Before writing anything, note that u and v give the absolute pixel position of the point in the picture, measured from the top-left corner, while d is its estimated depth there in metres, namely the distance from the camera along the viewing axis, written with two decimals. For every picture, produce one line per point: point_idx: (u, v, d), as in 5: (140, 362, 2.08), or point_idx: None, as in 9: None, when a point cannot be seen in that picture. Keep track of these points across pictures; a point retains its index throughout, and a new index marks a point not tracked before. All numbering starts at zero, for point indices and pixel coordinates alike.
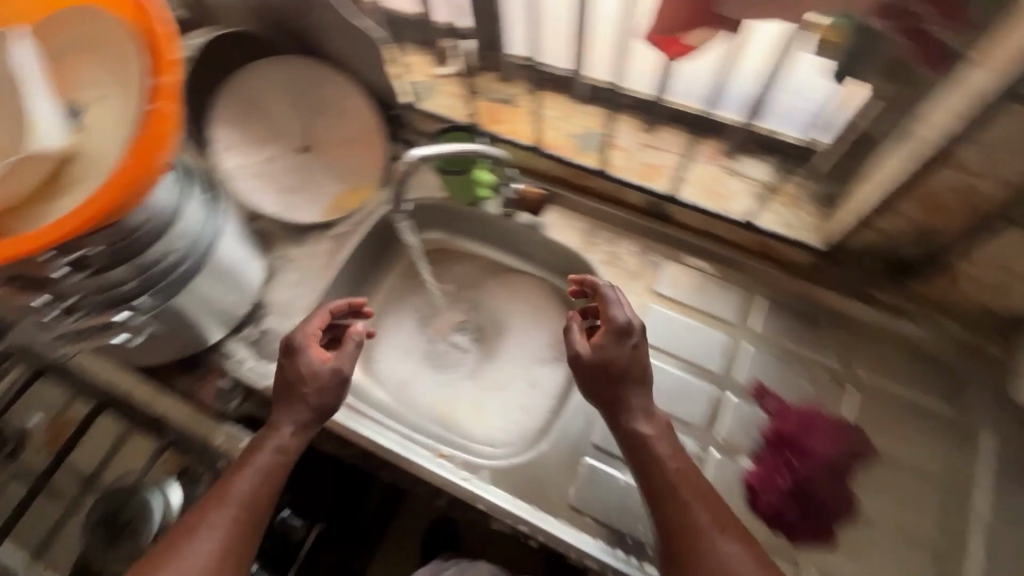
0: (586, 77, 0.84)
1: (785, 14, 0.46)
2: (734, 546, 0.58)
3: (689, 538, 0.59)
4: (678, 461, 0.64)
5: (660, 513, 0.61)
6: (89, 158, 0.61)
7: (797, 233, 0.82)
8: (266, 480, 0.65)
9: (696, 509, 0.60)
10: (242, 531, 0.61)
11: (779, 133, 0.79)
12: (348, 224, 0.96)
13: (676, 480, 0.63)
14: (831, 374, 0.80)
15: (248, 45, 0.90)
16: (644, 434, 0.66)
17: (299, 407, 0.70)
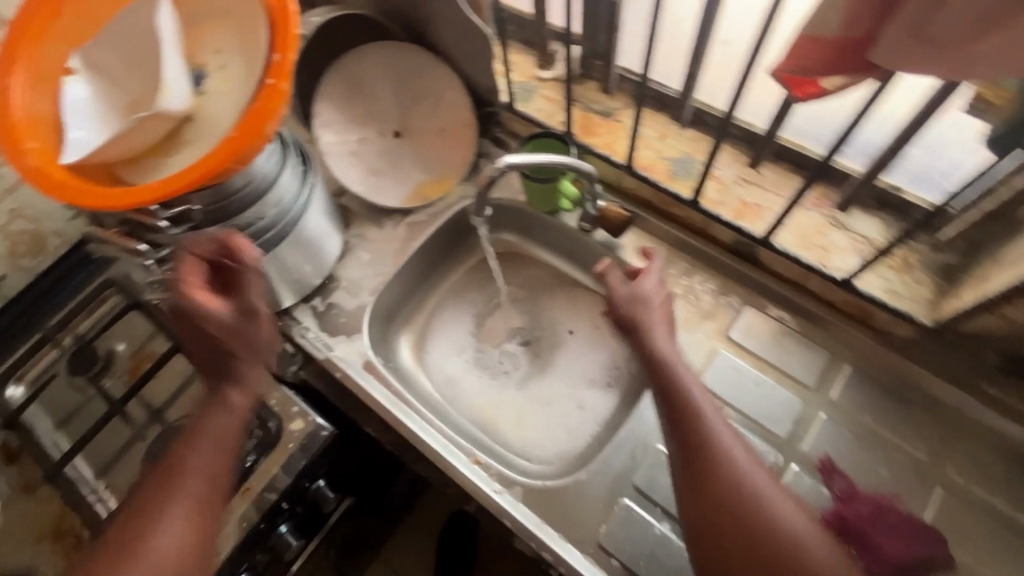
0: (694, 100, 0.80)
1: (946, 72, 0.39)
2: (760, 475, 0.60)
3: (716, 465, 0.60)
4: (705, 395, 0.66)
5: (687, 441, 0.62)
6: (206, 121, 0.64)
7: (902, 303, 0.74)
8: (221, 450, 0.64)
9: (723, 438, 0.62)
10: (203, 511, 0.62)
11: (905, 191, 0.71)
12: (426, 213, 0.97)
13: (704, 410, 0.64)
14: (913, 466, 0.72)
15: (363, 28, 0.92)
16: (672, 365, 0.68)
17: (240, 368, 0.68)
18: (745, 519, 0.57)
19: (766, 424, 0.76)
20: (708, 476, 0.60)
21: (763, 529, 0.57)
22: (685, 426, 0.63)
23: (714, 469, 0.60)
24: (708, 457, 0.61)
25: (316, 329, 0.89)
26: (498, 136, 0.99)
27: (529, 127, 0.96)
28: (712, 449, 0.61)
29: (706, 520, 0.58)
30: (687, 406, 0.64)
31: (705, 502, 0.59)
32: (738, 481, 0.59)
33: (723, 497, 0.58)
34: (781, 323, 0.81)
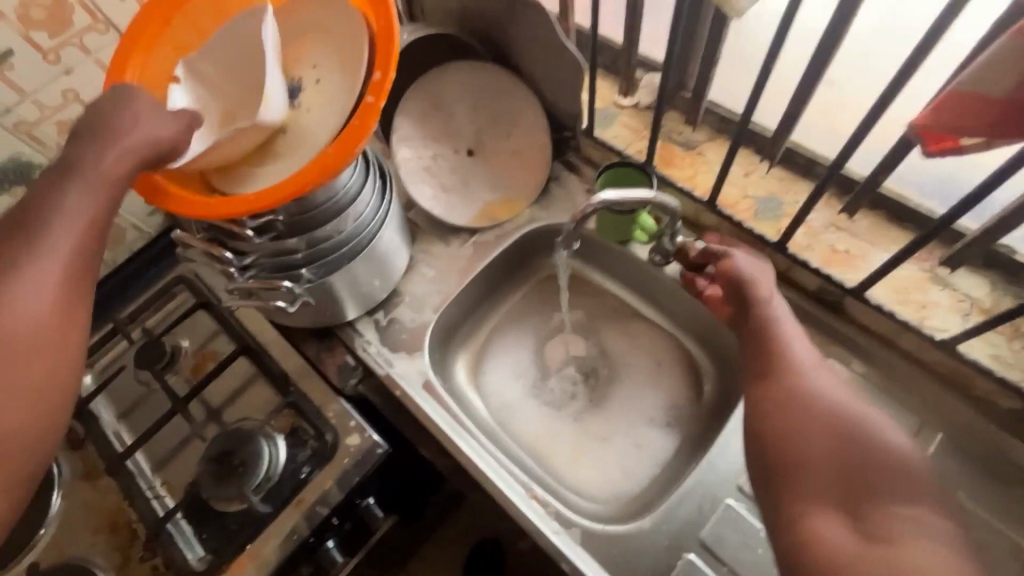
0: (792, 143, 0.79)
1: None
2: (835, 382, 0.61)
3: (791, 365, 0.63)
4: (788, 317, 0.70)
5: (765, 347, 0.67)
6: (305, 130, 0.64)
7: (1009, 372, 0.69)
8: (86, 223, 0.52)
9: (800, 349, 0.65)
10: (68, 294, 0.50)
11: (1016, 250, 0.68)
12: (493, 233, 0.96)
13: (785, 326, 0.68)
14: (1015, 553, 0.66)
15: (447, 47, 0.93)
16: (766, 303, 0.71)
17: (120, 138, 0.54)
18: (813, 407, 0.59)
19: None
20: (781, 380, 0.62)
21: (830, 417, 0.57)
22: (764, 336, 0.68)
23: (787, 367, 0.63)
24: (781, 357, 0.65)
25: (377, 343, 0.89)
26: (572, 160, 0.97)
27: (606, 154, 0.94)
28: (788, 352, 0.65)
29: (773, 406, 0.60)
30: (769, 320, 0.69)
31: (774, 391, 0.62)
32: (810, 379, 0.61)
33: (792, 389, 0.61)
34: (863, 380, 0.75)
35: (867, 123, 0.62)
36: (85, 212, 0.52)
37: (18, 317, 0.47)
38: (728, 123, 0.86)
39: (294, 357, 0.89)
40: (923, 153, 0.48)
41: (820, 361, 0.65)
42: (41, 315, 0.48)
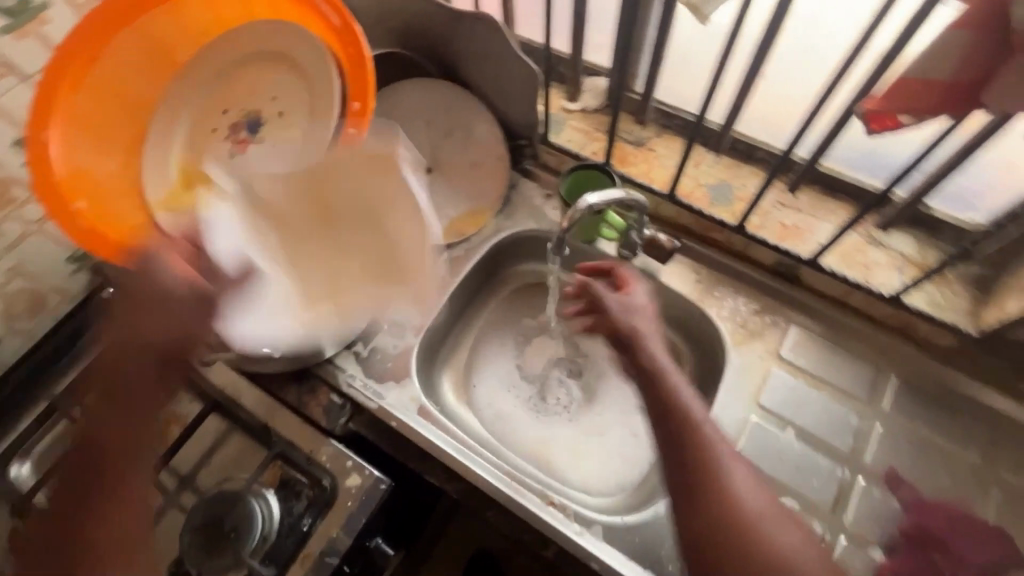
0: (737, 132, 0.87)
1: None
2: (747, 482, 0.60)
3: (711, 475, 0.59)
4: (695, 403, 0.64)
5: (682, 451, 0.61)
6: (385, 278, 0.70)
7: (947, 315, 0.78)
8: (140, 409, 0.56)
9: (716, 446, 0.61)
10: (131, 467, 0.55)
11: (933, 208, 0.78)
12: (462, 248, 0.94)
13: (698, 418, 0.63)
14: (971, 470, 0.75)
15: (397, 66, 0.93)
16: (668, 391, 0.65)
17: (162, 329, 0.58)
18: (737, 531, 0.57)
19: (825, 438, 0.78)
20: (708, 499, 0.58)
21: (753, 538, 0.57)
22: (680, 442, 0.61)
23: (707, 479, 0.59)
24: (701, 467, 0.60)
25: (362, 376, 0.85)
26: (529, 168, 0.98)
27: (563, 158, 0.96)
28: (707, 458, 0.60)
29: (706, 542, 0.57)
30: (681, 416, 0.63)
31: (702, 512, 0.58)
32: (729, 489, 0.59)
33: (716, 508, 0.58)
34: (823, 339, 0.84)
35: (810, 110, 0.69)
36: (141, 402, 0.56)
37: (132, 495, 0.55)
38: (674, 118, 0.91)
39: (273, 405, 0.83)
40: (866, 134, 0.53)
41: (731, 453, 0.62)
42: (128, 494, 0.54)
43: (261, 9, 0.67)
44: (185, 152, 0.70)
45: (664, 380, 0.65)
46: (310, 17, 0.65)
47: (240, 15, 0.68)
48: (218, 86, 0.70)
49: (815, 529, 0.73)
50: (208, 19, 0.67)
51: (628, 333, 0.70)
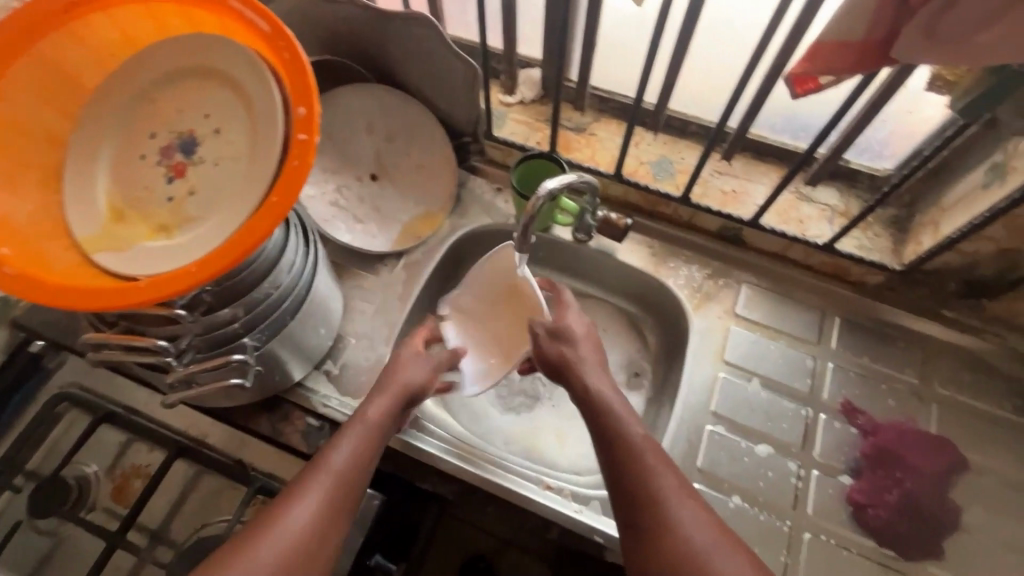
0: (671, 111, 0.92)
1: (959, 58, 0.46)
2: (702, 519, 0.58)
3: (659, 506, 0.58)
4: (645, 440, 0.64)
5: (629, 480, 0.61)
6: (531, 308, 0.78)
7: (873, 255, 0.85)
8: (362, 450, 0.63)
9: (664, 478, 0.61)
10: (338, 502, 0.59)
11: (850, 160, 0.87)
12: (421, 251, 0.93)
13: (643, 453, 0.63)
14: (911, 390, 0.83)
15: (329, 76, 0.91)
16: (612, 417, 0.66)
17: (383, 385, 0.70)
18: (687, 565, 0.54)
19: (786, 383, 0.84)
20: (659, 521, 0.58)
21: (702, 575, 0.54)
22: (619, 469, 0.62)
23: (653, 513, 0.58)
24: (646, 498, 0.59)
25: (337, 395, 0.82)
26: (476, 164, 1.00)
27: (508, 151, 0.97)
28: (654, 490, 0.60)
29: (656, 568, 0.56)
30: (627, 450, 0.63)
31: (650, 544, 0.57)
32: (676, 521, 0.57)
33: (660, 539, 0.57)
34: (771, 293, 0.90)
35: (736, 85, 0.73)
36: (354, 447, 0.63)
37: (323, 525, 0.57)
38: (609, 102, 0.95)
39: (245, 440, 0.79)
40: (792, 96, 0.58)
41: (686, 490, 0.60)
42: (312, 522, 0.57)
43: (177, 23, 0.63)
44: (113, 186, 0.61)
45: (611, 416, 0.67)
46: (234, 27, 0.60)
47: (155, 33, 0.63)
48: (141, 110, 0.62)
49: (789, 467, 0.78)
50: (117, 39, 0.62)
51: (567, 359, 0.72)
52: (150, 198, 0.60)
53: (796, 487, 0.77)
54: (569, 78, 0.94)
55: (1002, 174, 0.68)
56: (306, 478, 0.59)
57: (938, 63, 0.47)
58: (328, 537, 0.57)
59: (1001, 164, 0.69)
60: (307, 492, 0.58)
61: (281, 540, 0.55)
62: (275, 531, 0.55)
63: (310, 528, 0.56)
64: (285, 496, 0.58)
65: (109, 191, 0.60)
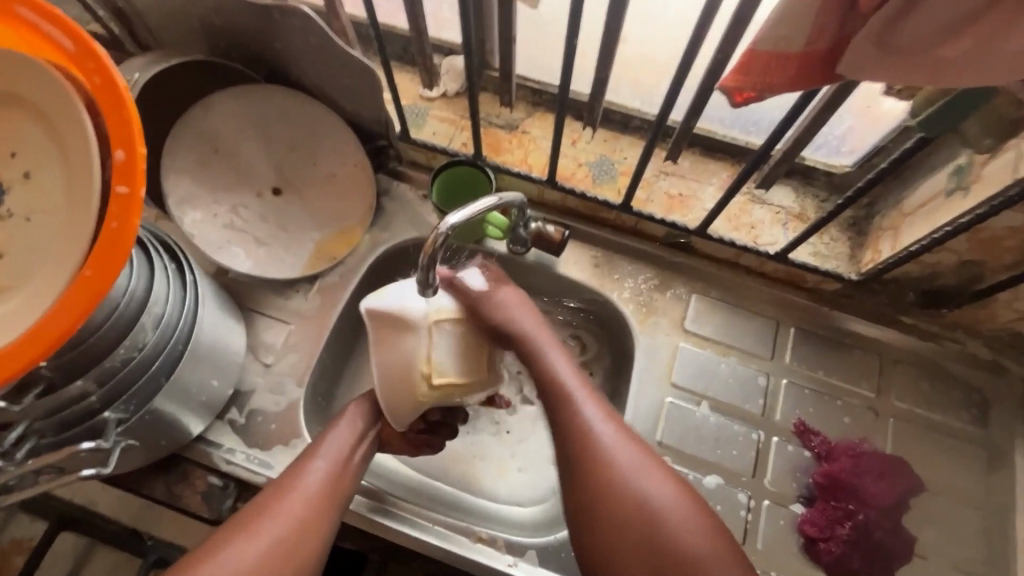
0: (609, 104, 0.82)
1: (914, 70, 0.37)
2: (635, 457, 0.59)
3: (594, 451, 0.59)
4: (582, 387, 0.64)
5: (559, 425, 0.61)
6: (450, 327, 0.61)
7: (829, 263, 0.79)
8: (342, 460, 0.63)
9: (599, 424, 0.61)
10: (321, 502, 0.60)
11: (805, 157, 0.79)
12: (337, 274, 0.83)
13: (580, 399, 0.62)
14: (867, 405, 0.78)
15: (211, 76, 0.78)
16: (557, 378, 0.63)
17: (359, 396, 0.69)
18: (617, 501, 0.57)
19: (737, 404, 0.78)
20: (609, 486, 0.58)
21: (630, 497, 0.57)
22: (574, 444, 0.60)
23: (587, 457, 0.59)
24: (581, 442, 0.60)
25: (243, 448, 0.73)
26: (397, 168, 0.89)
27: (431, 154, 0.86)
28: (586, 434, 0.60)
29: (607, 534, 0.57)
30: (561, 398, 0.62)
31: (581, 482, 0.59)
32: (611, 464, 0.58)
33: (592, 479, 0.58)
34: (723, 304, 0.83)
35: (673, 86, 0.63)
36: (333, 454, 0.63)
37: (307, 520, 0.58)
38: (541, 94, 0.84)
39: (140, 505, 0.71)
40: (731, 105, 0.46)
41: (624, 434, 0.61)
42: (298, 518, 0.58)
43: None
44: None
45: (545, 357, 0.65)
46: (33, 41, 0.47)
47: None
48: None
49: (738, 498, 0.73)
50: None
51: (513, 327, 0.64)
52: None
53: (746, 520, 0.72)
54: (493, 68, 0.82)
55: (968, 184, 0.60)
56: (299, 467, 0.61)
57: (891, 81, 0.38)
58: (317, 527, 0.58)
59: (966, 171, 0.61)
60: (300, 480, 0.60)
61: (278, 523, 0.57)
62: (272, 516, 0.57)
63: (305, 508, 0.58)
64: (281, 484, 0.60)
65: None
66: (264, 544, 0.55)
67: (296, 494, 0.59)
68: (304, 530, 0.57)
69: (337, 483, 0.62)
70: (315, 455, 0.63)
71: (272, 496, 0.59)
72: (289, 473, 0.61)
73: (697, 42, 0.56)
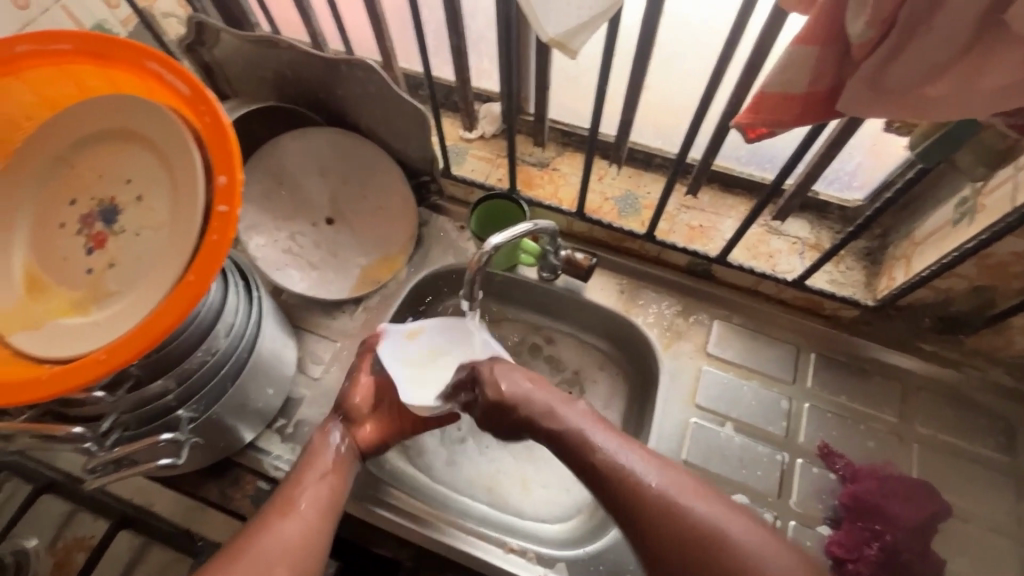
0: (634, 144, 0.90)
1: (900, 100, 0.43)
2: (704, 501, 0.59)
3: (658, 507, 0.59)
4: (625, 444, 0.65)
5: (619, 488, 0.61)
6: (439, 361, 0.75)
7: (846, 290, 0.83)
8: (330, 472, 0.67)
9: (649, 475, 0.61)
10: (324, 510, 0.64)
11: (817, 192, 0.85)
12: (379, 297, 0.90)
13: (625, 457, 0.63)
14: (891, 430, 0.80)
15: (281, 119, 0.88)
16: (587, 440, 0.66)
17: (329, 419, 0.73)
18: (700, 551, 0.56)
19: (761, 426, 0.80)
20: (695, 542, 0.57)
21: (710, 547, 0.56)
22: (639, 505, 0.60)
23: (673, 525, 0.58)
24: (660, 509, 0.59)
25: (290, 455, 0.78)
26: (437, 202, 0.96)
27: (469, 189, 0.95)
28: (651, 495, 0.60)
29: None
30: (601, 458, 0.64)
31: (664, 545, 0.58)
32: (693, 519, 0.58)
33: (680, 540, 0.57)
34: (744, 330, 0.87)
35: (694, 125, 0.70)
36: (325, 467, 0.67)
37: (311, 521, 0.62)
38: (571, 135, 0.92)
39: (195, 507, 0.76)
40: (747, 141, 0.52)
41: (678, 477, 0.62)
42: (304, 522, 0.62)
43: (96, 82, 0.59)
44: (30, 254, 0.58)
45: (587, 437, 0.66)
46: (156, 87, 0.57)
47: (75, 95, 0.61)
48: (59, 173, 0.59)
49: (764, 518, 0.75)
50: (35, 103, 0.59)
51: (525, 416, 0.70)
52: (68, 270, 0.56)
53: None
54: (527, 112, 0.91)
55: (972, 212, 0.65)
56: (296, 482, 0.65)
57: (887, 114, 0.44)
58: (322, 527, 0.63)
59: (970, 200, 0.66)
60: (297, 489, 0.65)
61: (287, 525, 0.61)
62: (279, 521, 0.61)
63: (308, 521, 0.62)
64: (280, 497, 0.64)
65: (26, 263, 0.57)
66: (272, 563, 0.58)
67: (289, 519, 0.61)
68: (310, 532, 0.61)
69: (332, 493, 0.66)
70: (307, 470, 0.67)
71: (267, 519, 0.62)
72: (273, 507, 0.63)
73: (714, 87, 0.64)
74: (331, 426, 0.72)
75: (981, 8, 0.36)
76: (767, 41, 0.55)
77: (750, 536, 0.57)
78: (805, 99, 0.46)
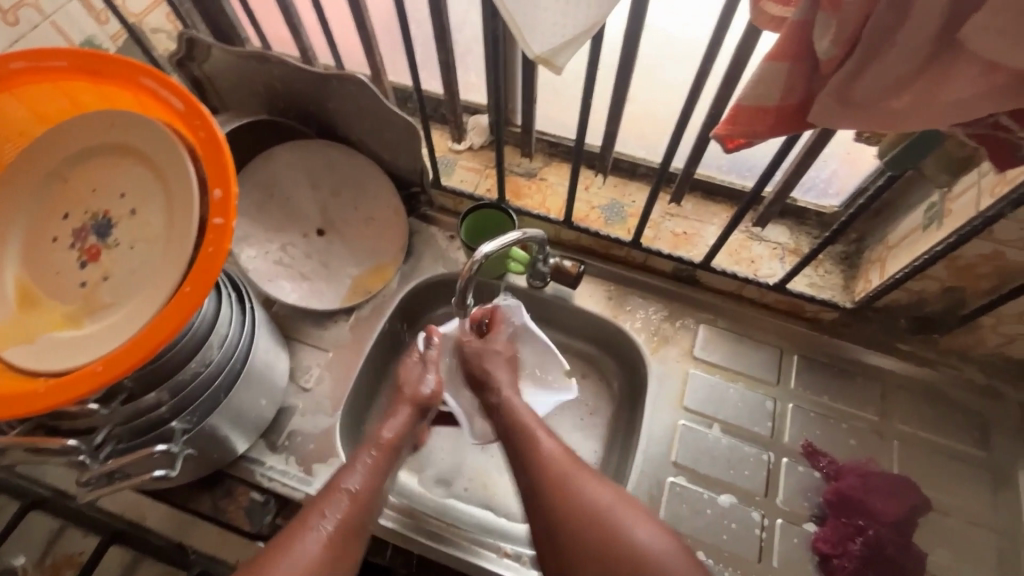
0: (619, 154, 0.92)
1: (864, 112, 0.46)
2: (602, 488, 0.63)
3: (559, 481, 0.64)
4: (542, 428, 0.70)
5: (531, 460, 0.66)
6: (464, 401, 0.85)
7: (825, 293, 0.86)
8: (375, 477, 0.66)
9: (557, 455, 0.66)
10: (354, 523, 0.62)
11: (795, 199, 0.88)
12: (370, 306, 0.91)
13: (540, 437, 0.68)
14: (872, 428, 0.82)
15: (272, 133, 0.90)
16: (513, 415, 0.72)
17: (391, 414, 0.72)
18: (586, 526, 0.61)
19: (747, 427, 0.82)
20: (579, 520, 0.61)
21: (596, 524, 0.61)
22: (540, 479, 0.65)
23: (567, 506, 0.62)
24: (556, 485, 0.64)
25: (283, 464, 0.78)
26: (427, 213, 0.98)
27: (458, 199, 0.97)
28: (555, 471, 0.65)
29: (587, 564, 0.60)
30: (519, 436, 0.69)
31: (557, 517, 0.62)
32: (590, 511, 0.62)
33: (568, 518, 0.62)
34: (728, 333, 0.89)
35: (676, 135, 0.73)
36: (368, 472, 0.66)
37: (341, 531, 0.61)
38: (557, 146, 0.95)
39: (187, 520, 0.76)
40: (726, 152, 0.54)
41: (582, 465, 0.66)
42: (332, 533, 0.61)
43: (89, 97, 0.60)
44: (23, 269, 0.58)
45: (516, 416, 0.71)
46: (149, 102, 0.58)
47: (68, 111, 0.61)
48: (51, 188, 0.59)
49: (752, 517, 0.77)
50: (27, 118, 0.60)
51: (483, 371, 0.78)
52: (61, 283, 0.57)
53: (760, 538, 0.76)
54: (515, 124, 0.93)
55: (940, 217, 0.68)
56: (335, 483, 0.64)
57: (855, 124, 0.47)
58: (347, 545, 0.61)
59: (937, 206, 0.69)
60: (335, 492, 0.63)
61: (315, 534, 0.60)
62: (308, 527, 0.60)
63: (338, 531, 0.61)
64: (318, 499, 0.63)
65: (18, 277, 0.58)
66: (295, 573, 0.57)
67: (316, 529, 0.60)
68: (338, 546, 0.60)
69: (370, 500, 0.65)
70: (348, 474, 0.65)
71: (300, 522, 0.61)
72: (309, 509, 0.62)
73: (694, 99, 0.66)
74: (398, 412, 0.73)
75: (937, 27, 0.39)
76: (743, 56, 0.57)
77: (636, 526, 0.61)
78: (781, 109, 0.48)
